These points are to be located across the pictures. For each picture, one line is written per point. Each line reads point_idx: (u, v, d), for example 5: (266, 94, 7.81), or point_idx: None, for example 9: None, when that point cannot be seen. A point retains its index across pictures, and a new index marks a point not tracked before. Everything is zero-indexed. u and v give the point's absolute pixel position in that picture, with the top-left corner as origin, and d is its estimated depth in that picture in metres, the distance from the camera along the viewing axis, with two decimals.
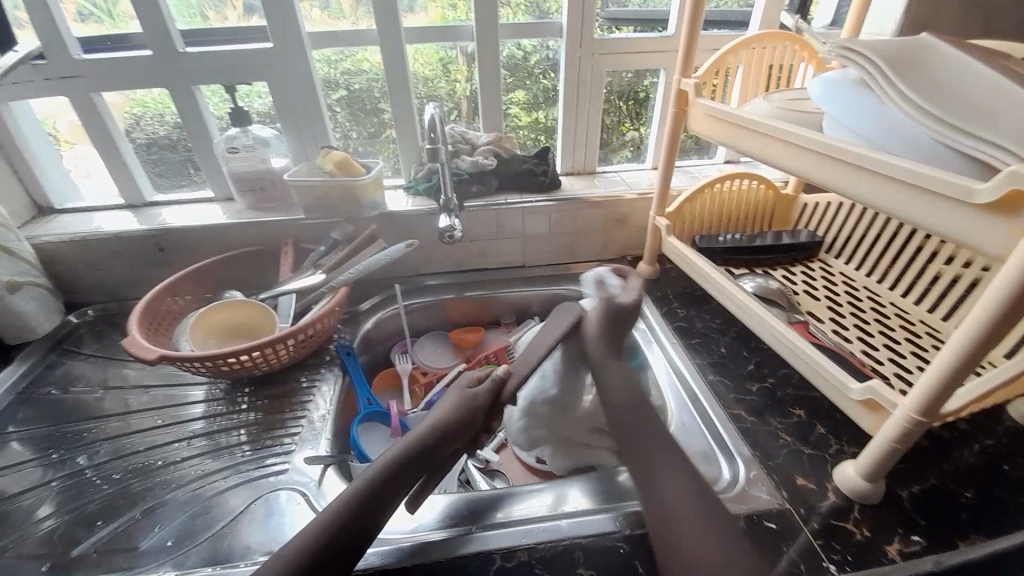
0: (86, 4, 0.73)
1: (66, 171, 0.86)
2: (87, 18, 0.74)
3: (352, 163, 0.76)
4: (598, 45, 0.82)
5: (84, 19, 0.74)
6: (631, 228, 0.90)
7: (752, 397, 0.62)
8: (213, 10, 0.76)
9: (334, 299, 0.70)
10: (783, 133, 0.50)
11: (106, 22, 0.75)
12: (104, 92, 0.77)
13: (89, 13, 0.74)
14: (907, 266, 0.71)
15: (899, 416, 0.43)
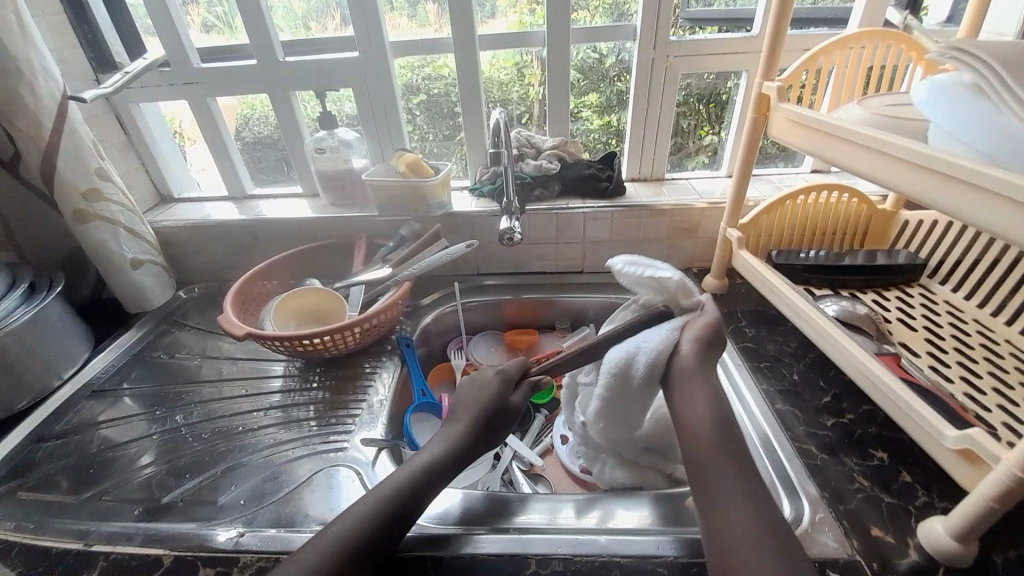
0: (210, 17, 0.84)
1: (187, 165, 0.99)
2: (210, 28, 0.85)
3: (422, 164, 0.79)
4: (674, 47, 0.79)
5: (208, 30, 0.85)
6: (700, 239, 0.85)
7: (825, 432, 0.56)
8: (316, 21, 0.84)
9: (398, 293, 0.73)
10: (877, 142, 0.45)
11: (226, 32, 0.85)
12: (219, 97, 0.88)
13: (212, 23, 0.85)
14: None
15: (998, 472, 0.37)
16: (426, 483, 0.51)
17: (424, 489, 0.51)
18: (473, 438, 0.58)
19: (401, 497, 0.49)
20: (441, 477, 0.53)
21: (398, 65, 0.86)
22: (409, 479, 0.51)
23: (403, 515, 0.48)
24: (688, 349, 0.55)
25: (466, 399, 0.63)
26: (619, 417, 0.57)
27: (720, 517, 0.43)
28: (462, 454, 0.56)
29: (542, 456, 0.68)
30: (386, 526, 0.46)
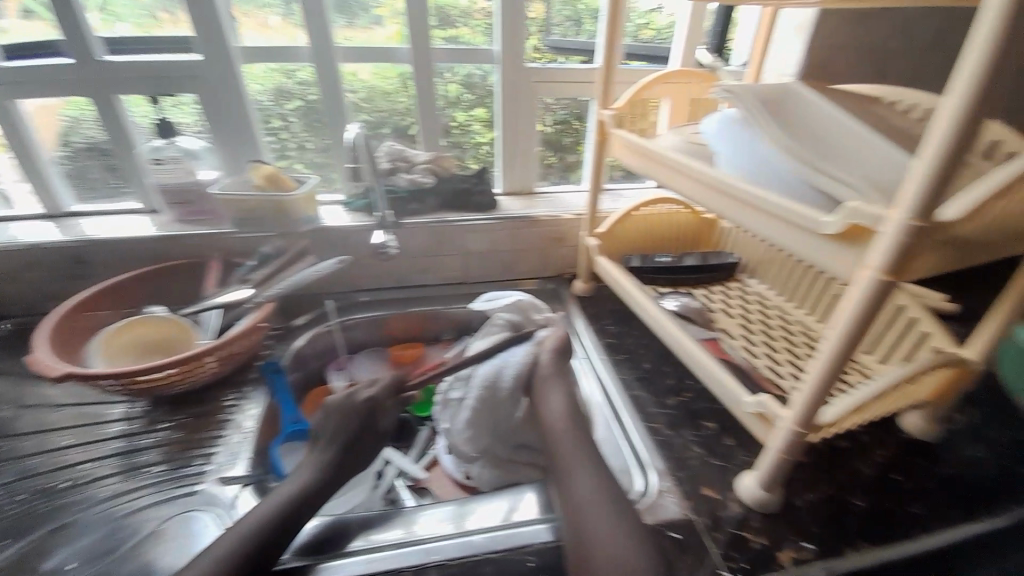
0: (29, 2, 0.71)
1: None
2: (31, 16, 0.72)
3: (282, 177, 0.77)
4: (530, 73, 0.87)
5: (28, 16, 0.72)
6: (570, 247, 0.93)
7: (669, 410, 0.65)
8: (164, 11, 0.75)
9: (259, 314, 0.69)
10: (686, 168, 0.55)
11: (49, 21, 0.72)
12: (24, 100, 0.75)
13: (32, 10, 0.71)
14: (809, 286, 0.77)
15: (783, 428, 0.47)
16: (297, 502, 0.51)
17: (299, 508, 0.51)
18: (343, 453, 0.58)
19: (272, 521, 0.48)
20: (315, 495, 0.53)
21: (248, 71, 0.81)
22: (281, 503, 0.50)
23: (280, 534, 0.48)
24: (546, 358, 0.64)
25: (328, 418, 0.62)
26: (487, 420, 0.62)
27: (571, 491, 0.50)
28: (336, 469, 0.57)
29: (428, 469, 0.67)
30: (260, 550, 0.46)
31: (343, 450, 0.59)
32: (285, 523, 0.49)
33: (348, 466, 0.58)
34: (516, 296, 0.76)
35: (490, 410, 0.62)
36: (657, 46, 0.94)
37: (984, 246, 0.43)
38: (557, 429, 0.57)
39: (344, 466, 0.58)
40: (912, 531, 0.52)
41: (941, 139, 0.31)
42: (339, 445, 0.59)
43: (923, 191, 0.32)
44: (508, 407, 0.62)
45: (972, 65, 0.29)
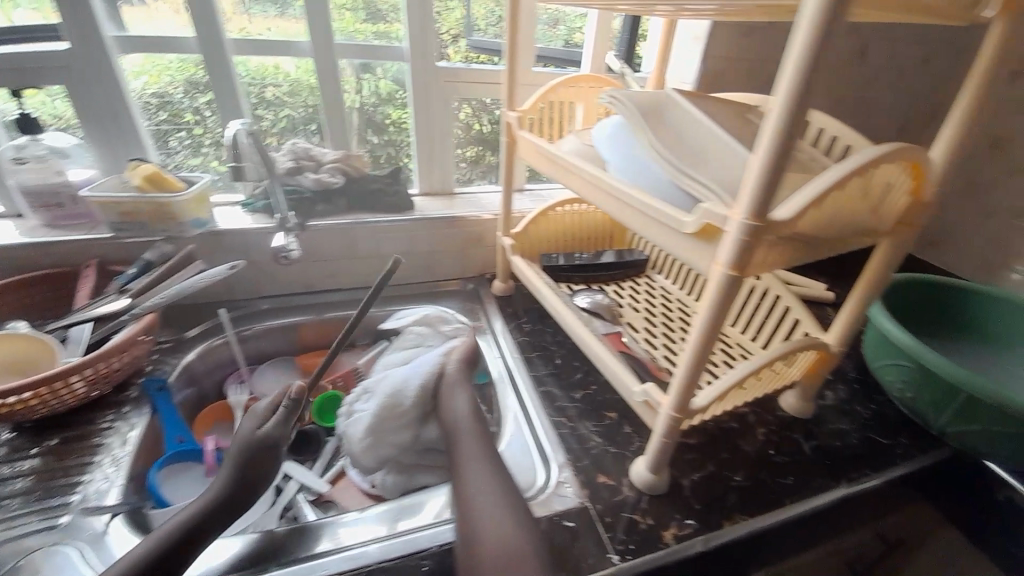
0: None
1: None
2: None
3: (165, 178, 0.70)
4: (442, 72, 0.86)
5: None
6: (489, 247, 0.93)
7: (574, 404, 0.67)
8: None
9: (138, 326, 0.63)
10: (580, 171, 0.58)
11: None
12: None
13: None
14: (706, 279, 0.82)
15: (663, 413, 0.50)
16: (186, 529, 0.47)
17: (193, 537, 0.47)
18: (242, 471, 0.54)
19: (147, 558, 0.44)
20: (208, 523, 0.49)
21: (126, 60, 0.74)
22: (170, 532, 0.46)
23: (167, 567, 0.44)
24: (452, 366, 0.64)
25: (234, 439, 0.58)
26: (389, 428, 0.61)
27: (466, 491, 0.51)
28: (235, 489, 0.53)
29: (333, 483, 0.66)
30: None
31: (245, 467, 0.55)
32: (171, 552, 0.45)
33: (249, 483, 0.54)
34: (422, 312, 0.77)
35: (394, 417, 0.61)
36: (573, 51, 0.97)
37: (828, 240, 0.47)
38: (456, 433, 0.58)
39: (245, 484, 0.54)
40: (783, 501, 0.57)
41: (771, 136, 0.34)
42: (240, 463, 0.55)
43: (755, 193, 0.35)
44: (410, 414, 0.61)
45: (787, 80, 0.32)
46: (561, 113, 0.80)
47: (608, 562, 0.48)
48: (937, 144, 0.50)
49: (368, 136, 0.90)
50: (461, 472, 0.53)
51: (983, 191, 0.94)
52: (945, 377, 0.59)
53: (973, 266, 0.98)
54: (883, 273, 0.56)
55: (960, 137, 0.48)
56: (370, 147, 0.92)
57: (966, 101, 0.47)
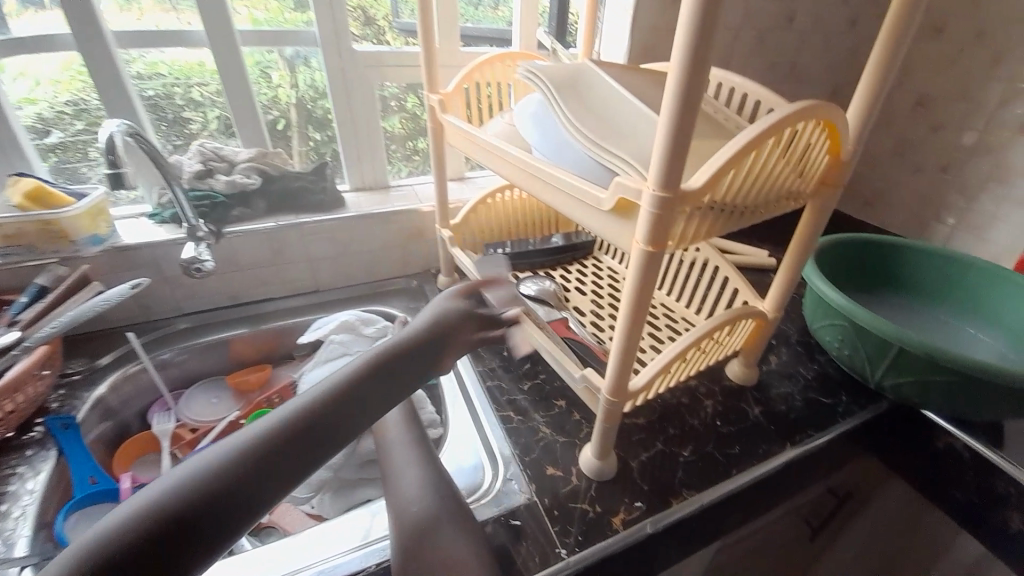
0: None
1: None
2: None
3: (53, 193, 0.63)
4: (361, 57, 0.80)
5: None
6: (430, 240, 0.89)
7: (522, 396, 0.65)
8: None
9: (30, 360, 0.56)
10: (503, 153, 0.55)
11: None
12: None
13: None
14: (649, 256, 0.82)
15: (602, 397, 0.49)
16: (254, 459, 0.28)
17: (267, 480, 0.28)
18: (347, 396, 0.32)
19: (201, 480, 0.26)
20: (287, 468, 0.29)
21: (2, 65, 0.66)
22: (231, 461, 0.27)
23: (229, 513, 0.26)
24: None
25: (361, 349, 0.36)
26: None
27: (402, 501, 0.48)
28: (316, 425, 0.30)
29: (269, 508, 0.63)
30: (164, 530, 0.25)
31: (355, 388, 0.33)
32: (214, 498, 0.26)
33: (343, 420, 0.31)
34: (345, 315, 0.74)
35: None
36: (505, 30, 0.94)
37: (753, 207, 0.46)
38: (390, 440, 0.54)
39: (352, 416, 0.32)
40: (729, 472, 0.58)
41: (671, 101, 0.31)
42: (350, 379, 0.33)
43: (663, 164, 0.33)
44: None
45: (680, 40, 0.30)
46: (492, 94, 0.77)
47: (556, 557, 0.48)
48: (851, 107, 0.49)
49: (308, 132, 0.86)
50: (392, 481, 0.50)
51: (909, 149, 0.98)
52: (878, 334, 0.61)
53: (901, 221, 1.02)
54: (810, 237, 0.56)
55: (870, 101, 0.48)
56: (311, 143, 0.87)
57: (875, 64, 0.47)
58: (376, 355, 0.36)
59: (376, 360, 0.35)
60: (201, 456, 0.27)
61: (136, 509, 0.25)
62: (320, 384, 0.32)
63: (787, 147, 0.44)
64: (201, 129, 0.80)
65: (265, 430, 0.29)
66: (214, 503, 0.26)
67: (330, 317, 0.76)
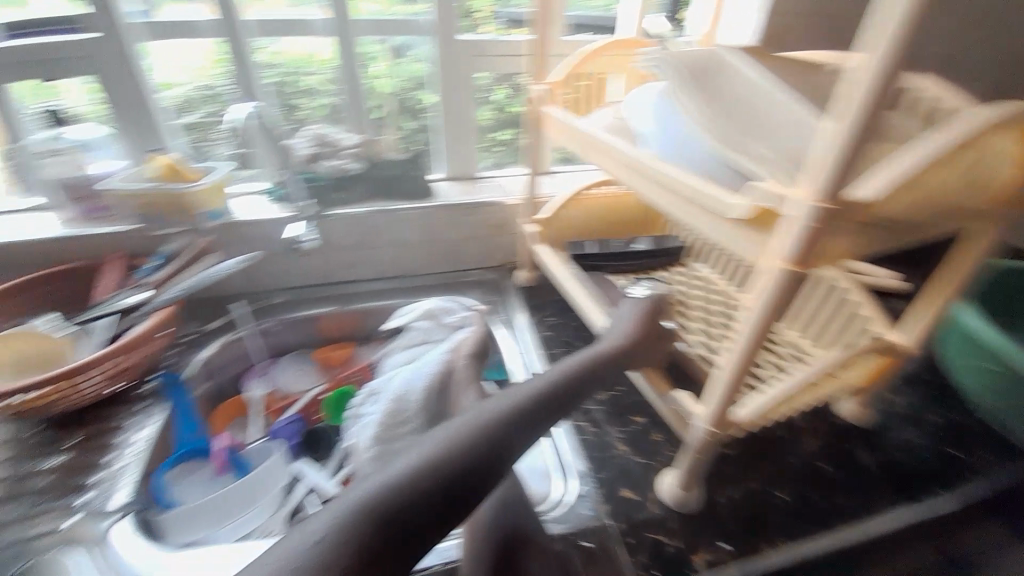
0: None
1: None
2: None
3: (184, 168, 0.69)
4: (462, 45, 0.81)
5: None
6: (513, 234, 0.88)
7: (599, 406, 0.62)
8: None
9: (158, 318, 0.62)
10: (609, 145, 0.51)
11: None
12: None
13: None
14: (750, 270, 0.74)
15: (697, 425, 0.44)
16: (429, 492, 0.32)
17: (431, 514, 0.32)
18: (489, 445, 0.36)
19: (384, 508, 0.30)
20: (447, 506, 0.32)
21: (148, 48, 0.73)
22: (419, 476, 0.32)
23: (408, 540, 0.30)
24: (458, 364, 0.62)
25: (496, 398, 0.40)
26: (393, 438, 0.57)
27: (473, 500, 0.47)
28: (464, 471, 0.34)
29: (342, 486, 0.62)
30: (360, 554, 0.28)
31: (496, 437, 0.37)
32: (404, 511, 0.31)
33: (496, 459, 0.36)
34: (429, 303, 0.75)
35: (398, 423, 0.58)
36: (607, 16, 0.89)
37: (901, 228, 0.39)
38: None
39: (498, 461, 0.36)
40: (834, 526, 0.50)
41: (856, 107, 0.26)
42: (493, 426, 0.37)
43: (829, 172, 0.28)
44: (419, 415, 0.59)
45: (884, 31, 0.24)
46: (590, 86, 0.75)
47: None
48: None
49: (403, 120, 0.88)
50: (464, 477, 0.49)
51: None
52: None
53: None
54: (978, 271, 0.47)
55: None
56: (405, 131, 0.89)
57: None
58: (510, 407, 0.40)
59: (510, 413, 0.39)
60: (381, 478, 0.32)
61: (342, 513, 0.30)
62: (463, 429, 0.36)
63: (977, 167, 0.36)
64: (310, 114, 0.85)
65: (427, 467, 0.33)
66: (410, 514, 0.31)
67: (411, 305, 0.78)
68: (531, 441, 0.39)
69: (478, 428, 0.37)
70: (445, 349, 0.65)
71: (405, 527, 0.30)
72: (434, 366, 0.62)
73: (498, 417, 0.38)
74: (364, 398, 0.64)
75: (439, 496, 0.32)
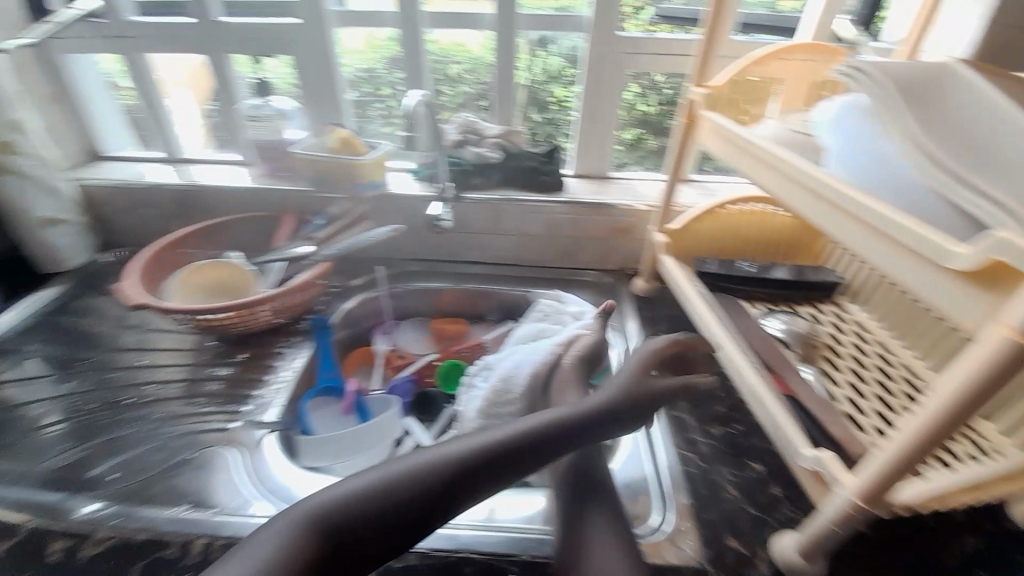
0: None
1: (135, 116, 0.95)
2: None
3: (355, 142, 0.79)
4: (621, 43, 0.79)
5: None
6: (638, 241, 0.85)
7: (712, 441, 0.57)
8: None
9: (317, 271, 0.72)
10: (781, 161, 0.46)
11: None
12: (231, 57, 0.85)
13: None
14: (919, 324, 0.64)
15: (840, 494, 0.38)
16: (411, 500, 0.40)
17: (415, 514, 0.40)
18: (475, 467, 0.43)
19: (375, 502, 0.40)
20: (430, 512, 0.41)
21: (341, 36, 0.84)
22: (410, 482, 0.41)
23: (391, 531, 0.40)
24: (568, 364, 0.62)
25: (464, 442, 0.45)
26: (493, 421, 0.61)
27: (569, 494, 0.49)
28: (448, 485, 0.42)
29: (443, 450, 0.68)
30: (350, 532, 0.39)
31: (484, 460, 0.44)
32: (388, 506, 0.40)
33: (477, 480, 0.43)
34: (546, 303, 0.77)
35: (501, 405, 0.61)
36: (783, 16, 0.80)
37: None
38: None
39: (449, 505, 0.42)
40: None
41: None
42: (453, 468, 0.43)
43: None
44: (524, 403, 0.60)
45: None
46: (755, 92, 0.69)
47: None
48: None
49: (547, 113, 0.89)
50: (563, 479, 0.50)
51: None
52: None
53: None
54: None
55: None
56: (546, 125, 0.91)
57: None
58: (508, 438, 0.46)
59: (507, 443, 0.45)
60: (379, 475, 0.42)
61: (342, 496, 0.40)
62: (458, 449, 0.44)
63: None
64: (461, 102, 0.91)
65: (416, 474, 0.42)
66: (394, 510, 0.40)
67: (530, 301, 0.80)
68: (525, 471, 0.46)
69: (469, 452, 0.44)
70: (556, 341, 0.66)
71: (388, 520, 0.40)
72: (541, 355, 0.64)
73: (492, 445, 0.45)
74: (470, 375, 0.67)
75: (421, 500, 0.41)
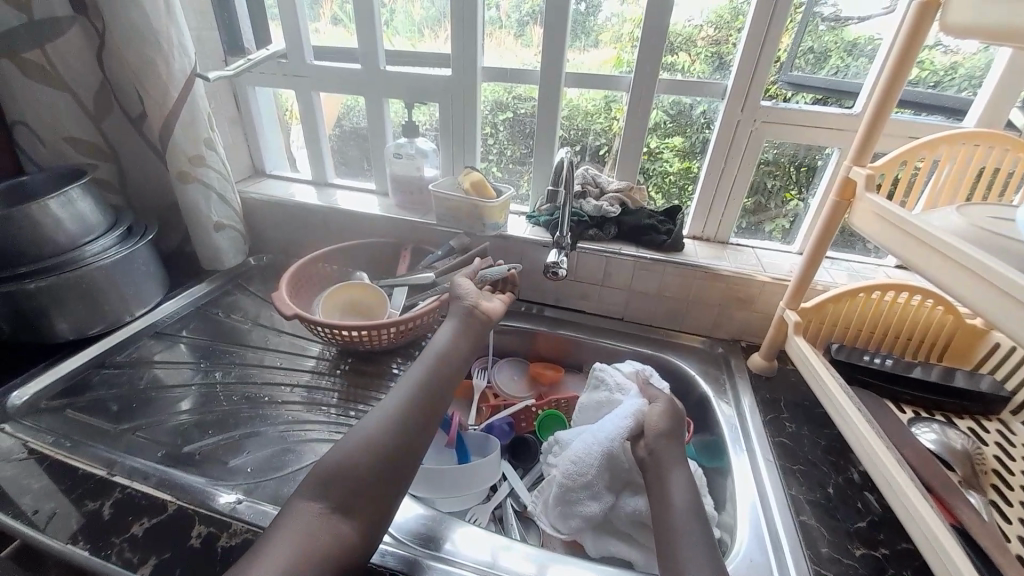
0: (403, 27, 0.91)
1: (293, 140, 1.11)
2: (400, 37, 0.93)
3: (486, 185, 0.83)
4: (761, 111, 0.77)
5: (400, 36, 0.93)
6: (756, 314, 0.80)
7: (851, 562, 0.50)
8: (491, 27, 0.86)
9: (437, 300, 0.75)
10: (970, 259, 0.42)
11: (412, 38, 0.92)
12: (385, 100, 0.96)
13: (405, 33, 0.92)
14: None
15: None
16: (360, 476, 0.47)
17: (368, 486, 0.47)
18: (394, 436, 0.51)
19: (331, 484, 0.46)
20: (377, 479, 0.47)
21: (484, 88, 0.91)
22: (351, 461, 0.48)
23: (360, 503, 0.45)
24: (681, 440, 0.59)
25: (386, 401, 0.55)
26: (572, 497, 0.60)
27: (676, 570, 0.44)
28: (376, 455, 0.49)
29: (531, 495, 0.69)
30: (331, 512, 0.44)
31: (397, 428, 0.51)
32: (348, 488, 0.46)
33: (406, 447, 0.51)
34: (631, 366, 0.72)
35: (576, 486, 0.60)
36: (948, 95, 0.75)
37: None
38: (661, 526, 0.49)
39: (373, 505, 0.46)
40: None
41: None
42: (375, 442, 0.50)
43: None
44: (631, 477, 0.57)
45: None
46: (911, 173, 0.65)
47: None
48: None
49: (669, 172, 0.90)
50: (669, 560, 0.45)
51: None
52: None
53: None
54: None
55: None
56: (665, 183, 0.92)
57: None
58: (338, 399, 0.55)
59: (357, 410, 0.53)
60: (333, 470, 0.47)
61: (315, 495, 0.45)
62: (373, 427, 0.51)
63: None
64: (584, 154, 0.94)
65: (350, 456, 0.48)
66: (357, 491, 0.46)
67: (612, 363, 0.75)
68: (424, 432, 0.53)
69: (380, 429, 0.51)
70: (626, 414, 0.62)
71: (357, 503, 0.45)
72: (619, 436, 0.60)
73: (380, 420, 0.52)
74: (570, 437, 0.66)
75: (365, 474, 0.47)
